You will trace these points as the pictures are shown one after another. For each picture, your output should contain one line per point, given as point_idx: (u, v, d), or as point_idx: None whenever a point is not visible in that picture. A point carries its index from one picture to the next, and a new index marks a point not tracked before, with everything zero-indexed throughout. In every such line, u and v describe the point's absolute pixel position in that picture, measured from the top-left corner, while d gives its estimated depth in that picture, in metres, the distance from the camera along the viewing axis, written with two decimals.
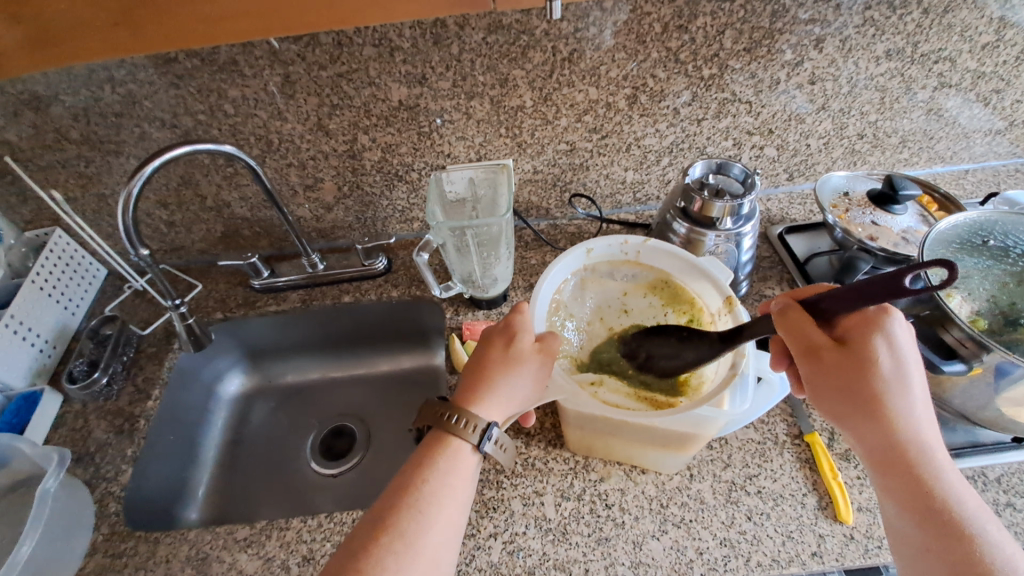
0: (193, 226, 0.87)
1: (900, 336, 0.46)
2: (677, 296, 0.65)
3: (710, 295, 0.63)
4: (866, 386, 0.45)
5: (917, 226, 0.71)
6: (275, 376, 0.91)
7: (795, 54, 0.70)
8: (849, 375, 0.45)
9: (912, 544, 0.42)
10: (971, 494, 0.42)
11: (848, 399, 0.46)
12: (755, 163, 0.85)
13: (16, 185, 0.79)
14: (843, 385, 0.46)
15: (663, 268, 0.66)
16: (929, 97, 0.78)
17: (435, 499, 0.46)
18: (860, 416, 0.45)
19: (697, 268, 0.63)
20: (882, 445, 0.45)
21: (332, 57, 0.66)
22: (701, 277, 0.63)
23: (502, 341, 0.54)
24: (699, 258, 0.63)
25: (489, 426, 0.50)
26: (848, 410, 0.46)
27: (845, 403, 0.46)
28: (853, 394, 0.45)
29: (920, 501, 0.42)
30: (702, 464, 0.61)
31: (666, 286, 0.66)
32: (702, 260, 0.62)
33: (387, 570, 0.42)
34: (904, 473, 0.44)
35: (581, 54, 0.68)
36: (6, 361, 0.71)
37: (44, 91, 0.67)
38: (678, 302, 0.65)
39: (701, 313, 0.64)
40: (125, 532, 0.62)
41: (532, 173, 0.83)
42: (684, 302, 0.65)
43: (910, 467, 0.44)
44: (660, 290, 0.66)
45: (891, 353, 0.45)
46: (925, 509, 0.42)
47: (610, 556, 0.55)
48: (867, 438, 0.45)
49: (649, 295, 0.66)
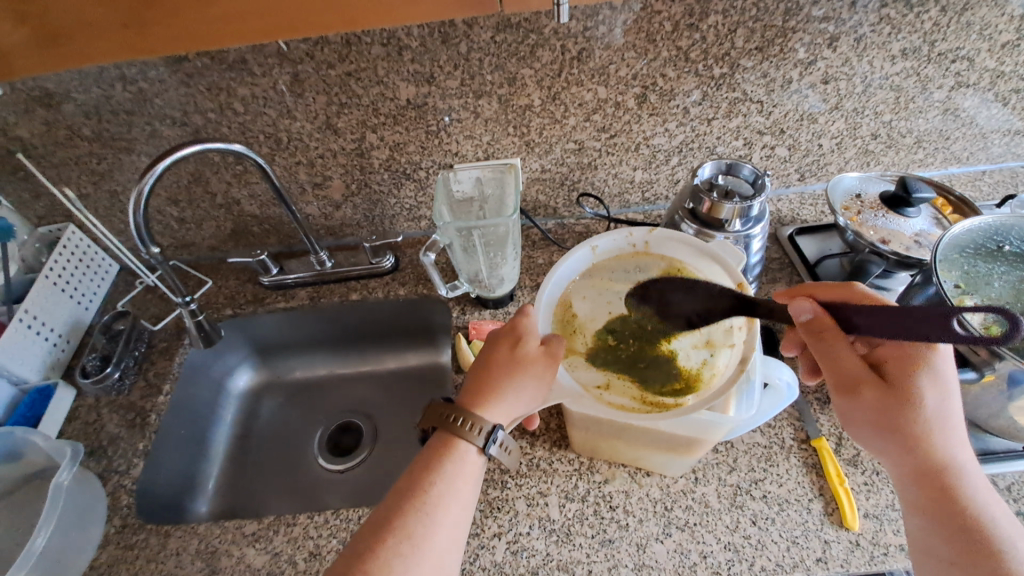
0: (203, 223, 0.87)
1: (942, 370, 0.47)
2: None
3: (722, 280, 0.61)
4: (905, 413, 0.47)
5: (930, 229, 0.70)
6: (284, 372, 0.91)
7: (808, 53, 0.69)
8: (884, 400, 0.48)
9: (937, 554, 0.45)
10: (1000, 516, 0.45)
11: (882, 422, 0.48)
12: (766, 163, 0.84)
13: (29, 181, 0.80)
14: (880, 409, 0.48)
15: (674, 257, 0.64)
16: (945, 97, 0.77)
17: (442, 502, 0.47)
18: (893, 437, 0.48)
19: (706, 255, 0.61)
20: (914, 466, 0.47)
21: (341, 56, 0.66)
22: (712, 263, 0.61)
23: (509, 343, 0.54)
24: (708, 245, 0.61)
25: (493, 429, 0.51)
26: (882, 430, 0.48)
27: (879, 425, 0.48)
28: (888, 418, 0.48)
29: (948, 520, 0.45)
30: (708, 467, 0.61)
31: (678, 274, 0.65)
32: (710, 246, 0.61)
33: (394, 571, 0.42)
34: (936, 489, 0.46)
35: (590, 53, 0.67)
36: (21, 355, 0.73)
37: (56, 88, 0.68)
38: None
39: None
40: (137, 524, 0.63)
41: (539, 172, 0.83)
42: None
43: (941, 486, 0.46)
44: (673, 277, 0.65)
45: (931, 382, 0.47)
46: (950, 521, 0.45)
47: (613, 557, 0.55)
48: (898, 456, 0.48)
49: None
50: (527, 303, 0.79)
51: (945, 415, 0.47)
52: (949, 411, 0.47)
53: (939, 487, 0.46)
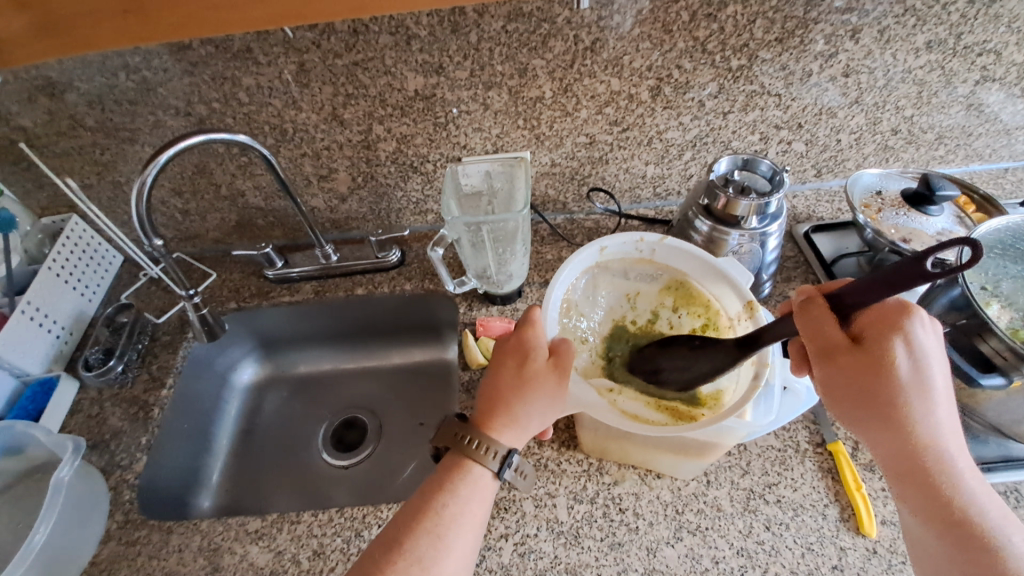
0: (207, 215, 0.86)
1: (919, 337, 0.44)
2: (693, 299, 0.63)
3: (729, 298, 0.60)
4: (881, 384, 0.44)
5: (953, 228, 0.68)
6: (287, 366, 0.90)
7: (828, 45, 0.67)
8: (862, 371, 0.44)
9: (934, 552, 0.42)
10: (988, 501, 0.41)
11: (862, 394, 0.44)
12: (781, 159, 0.82)
13: (32, 171, 0.79)
14: (857, 380, 0.44)
15: (678, 268, 0.63)
16: (969, 92, 0.74)
17: (454, 525, 0.45)
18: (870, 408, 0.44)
19: (715, 272, 0.61)
20: (899, 448, 0.44)
21: (347, 45, 0.64)
22: (720, 278, 0.60)
23: (516, 360, 0.52)
24: (717, 263, 0.60)
25: (508, 454, 0.49)
26: (855, 406, 0.45)
27: (855, 401, 0.45)
28: (869, 392, 0.44)
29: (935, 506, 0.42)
30: (720, 471, 0.60)
31: (682, 287, 0.64)
32: (720, 265, 0.60)
33: None
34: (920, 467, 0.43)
35: (603, 43, 0.65)
36: (23, 348, 0.72)
37: (59, 77, 0.66)
38: (694, 304, 0.63)
39: (717, 316, 0.62)
40: (139, 520, 0.62)
41: (549, 166, 0.81)
42: (700, 304, 0.63)
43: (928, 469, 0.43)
44: (674, 290, 0.64)
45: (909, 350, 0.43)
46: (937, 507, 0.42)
47: (623, 561, 0.54)
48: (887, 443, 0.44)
49: (662, 296, 0.65)
50: (536, 300, 0.78)
51: (921, 384, 0.44)
52: (924, 378, 0.44)
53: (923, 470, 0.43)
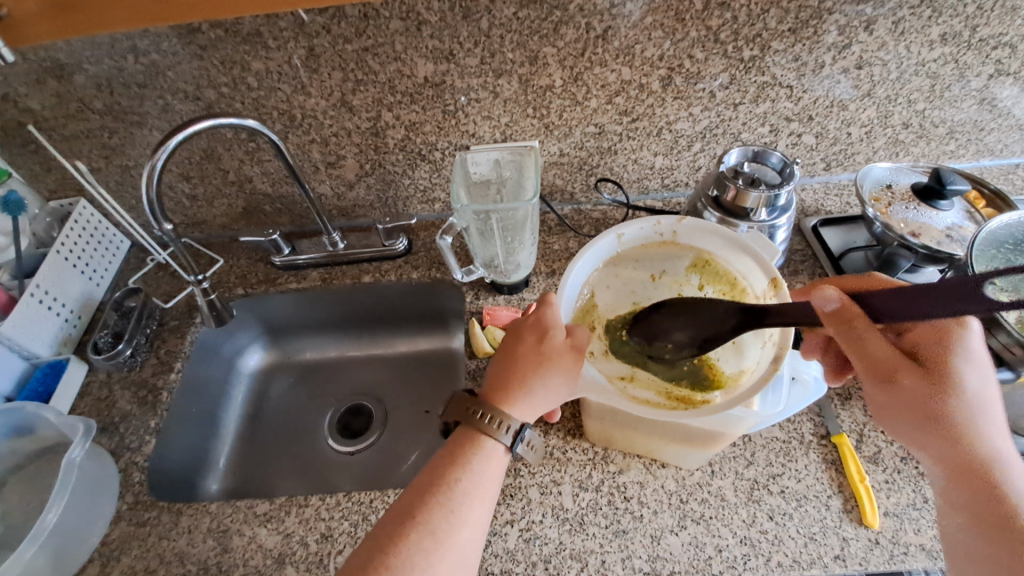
0: (214, 201, 0.86)
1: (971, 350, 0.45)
2: (718, 276, 0.63)
3: (754, 273, 0.59)
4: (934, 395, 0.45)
5: (962, 223, 0.68)
6: (294, 353, 0.91)
7: (842, 35, 0.67)
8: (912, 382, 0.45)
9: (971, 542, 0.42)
10: None
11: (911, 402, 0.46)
12: (792, 151, 0.82)
13: (39, 153, 0.79)
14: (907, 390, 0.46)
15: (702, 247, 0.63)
16: (982, 86, 0.74)
17: (466, 498, 0.46)
18: (929, 425, 0.45)
19: (738, 247, 0.60)
20: (951, 452, 0.45)
21: (357, 31, 0.64)
22: (744, 253, 0.60)
23: (535, 336, 0.53)
24: (741, 238, 0.59)
25: (520, 428, 0.50)
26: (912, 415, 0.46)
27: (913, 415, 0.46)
28: (921, 402, 0.45)
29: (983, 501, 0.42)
30: (725, 461, 0.60)
31: (708, 265, 0.63)
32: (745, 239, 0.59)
33: (415, 568, 0.42)
34: (972, 478, 0.43)
35: (615, 32, 0.65)
36: (32, 329, 0.72)
37: (67, 59, 0.66)
38: (720, 282, 0.63)
39: (743, 293, 0.61)
40: (149, 501, 0.63)
41: (558, 156, 0.81)
42: (727, 281, 0.62)
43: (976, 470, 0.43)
44: (701, 267, 0.64)
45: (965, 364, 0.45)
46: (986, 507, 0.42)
47: (627, 548, 0.55)
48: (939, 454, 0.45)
49: (688, 274, 0.65)
50: (542, 289, 0.78)
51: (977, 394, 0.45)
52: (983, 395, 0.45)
53: (993, 504, 0.42)
